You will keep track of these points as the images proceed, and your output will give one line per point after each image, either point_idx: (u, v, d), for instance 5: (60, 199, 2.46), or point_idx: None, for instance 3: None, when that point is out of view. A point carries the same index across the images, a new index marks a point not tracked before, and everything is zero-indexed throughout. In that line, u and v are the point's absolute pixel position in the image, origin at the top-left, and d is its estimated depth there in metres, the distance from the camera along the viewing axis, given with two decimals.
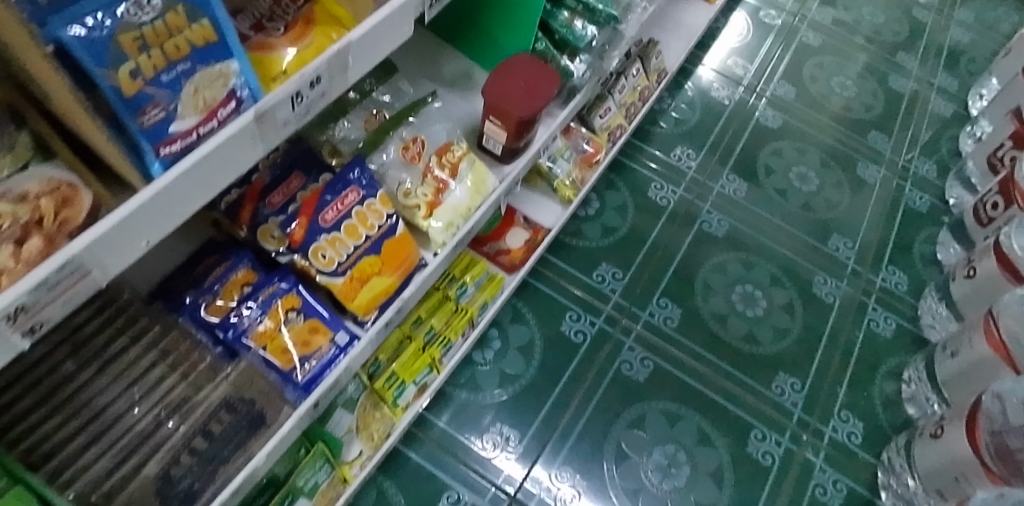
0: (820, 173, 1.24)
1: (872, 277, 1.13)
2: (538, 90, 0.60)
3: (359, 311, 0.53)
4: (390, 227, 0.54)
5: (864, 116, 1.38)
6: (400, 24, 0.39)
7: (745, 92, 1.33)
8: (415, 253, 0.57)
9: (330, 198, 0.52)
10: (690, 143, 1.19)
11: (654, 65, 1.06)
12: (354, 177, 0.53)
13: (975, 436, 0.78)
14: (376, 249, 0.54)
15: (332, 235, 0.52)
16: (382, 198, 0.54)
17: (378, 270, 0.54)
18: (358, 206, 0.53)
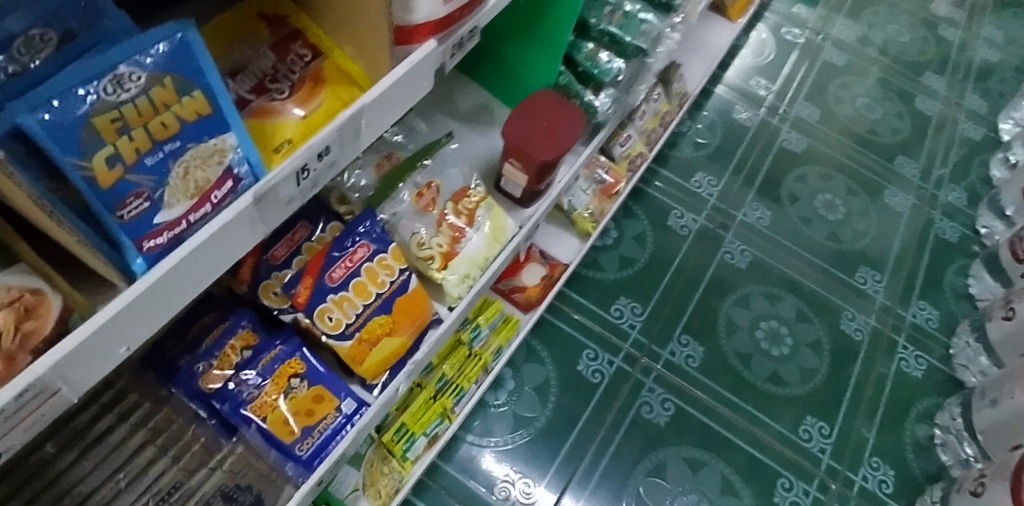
0: (846, 200, 1.19)
1: (902, 313, 1.08)
2: (563, 132, 0.56)
3: (366, 374, 0.49)
4: (401, 284, 0.50)
5: (891, 140, 1.33)
6: (416, 82, 0.35)
7: (768, 113, 1.28)
8: (429, 309, 0.53)
9: (338, 254, 0.48)
10: (711, 168, 1.15)
11: (675, 89, 1.02)
12: (364, 230, 0.49)
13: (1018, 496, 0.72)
14: (386, 308, 0.50)
15: (341, 294, 0.48)
16: (393, 252, 0.50)
17: (389, 330, 0.50)
18: (368, 262, 0.49)
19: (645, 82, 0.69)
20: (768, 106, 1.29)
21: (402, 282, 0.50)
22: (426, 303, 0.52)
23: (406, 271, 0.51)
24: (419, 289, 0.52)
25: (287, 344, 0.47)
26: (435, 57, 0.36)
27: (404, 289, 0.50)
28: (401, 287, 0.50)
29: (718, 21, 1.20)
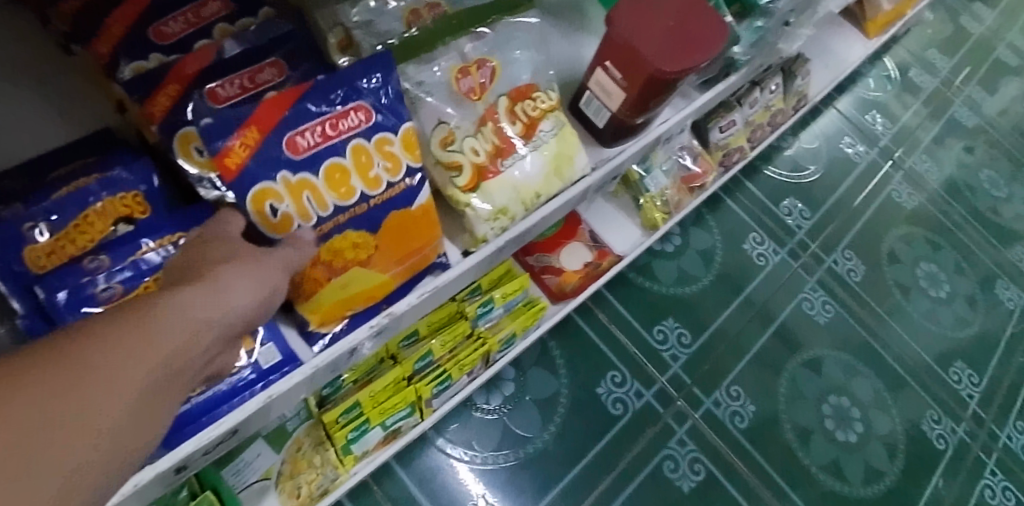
0: (953, 278, 0.99)
1: (997, 430, 0.88)
2: (698, 38, 0.37)
3: (310, 319, 0.31)
4: (405, 193, 0.32)
5: (1013, 225, 1.11)
6: None
7: (881, 155, 1.06)
8: (433, 245, 0.34)
9: (314, 109, 0.29)
10: (805, 199, 0.94)
11: (796, 87, 0.82)
12: (366, 88, 0.31)
13: None
14: (371, 221, 0.31)
15: (303, 175, 0.29)
16: (404, 138, 0.32)
17: (364, 261, 0.31)
18: (358, 140, 0.30)
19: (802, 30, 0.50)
20: (882, 148, 1.08)
21: (407, 187, 0.32)
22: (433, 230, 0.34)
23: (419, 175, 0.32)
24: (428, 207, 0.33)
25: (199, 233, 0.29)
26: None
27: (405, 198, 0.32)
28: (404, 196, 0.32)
29: (852, 35, 0.98)
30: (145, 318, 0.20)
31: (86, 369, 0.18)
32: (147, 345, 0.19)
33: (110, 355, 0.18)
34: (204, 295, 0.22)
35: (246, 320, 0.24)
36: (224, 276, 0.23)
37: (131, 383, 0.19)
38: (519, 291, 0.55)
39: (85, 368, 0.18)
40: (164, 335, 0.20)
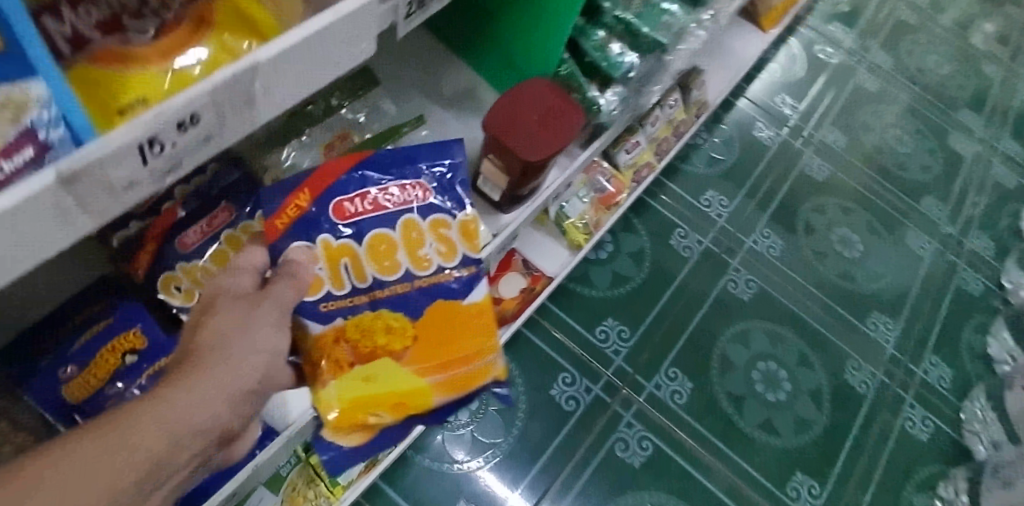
0: (865, 238, 1.10)
1: (914, 367, 1.00)
2: (554, 126, 0.47)
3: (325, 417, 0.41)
4: (444, 282, 0.45)
5: (919, 178, 1.23)
6: (354, 41, 0.27)
7: (791, 134, 1.17)
8: (462, 367, 0.45)
9: (384, 191, 0.45)
10: (723, 189, 1.05)
11: (695, 96, 0.93)
12: (427, 173, 0.46)
13: None
14: (412, 317, 0.44)
15: (346, 243, 0.43)
16: (459, 226, 0.46)
17: (398, 365, 0.42)
18: (407, 217, 0.45)
19: (658, 85, 0.63)
20: (792, 125, 1.18)
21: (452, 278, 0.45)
22: (485, 337, 0.46)
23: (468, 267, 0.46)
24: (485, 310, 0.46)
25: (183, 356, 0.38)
26: (377, 13, 0.27)
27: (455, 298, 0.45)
28: (454, 289, 0.45)
29: (748, 31, 1.08)
30: (132, 418, 0.25)
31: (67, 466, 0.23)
32: (134, 440, 0.25)
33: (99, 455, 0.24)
34: (224, 363, 0.29)
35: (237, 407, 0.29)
36: (226, 367, 0.29)
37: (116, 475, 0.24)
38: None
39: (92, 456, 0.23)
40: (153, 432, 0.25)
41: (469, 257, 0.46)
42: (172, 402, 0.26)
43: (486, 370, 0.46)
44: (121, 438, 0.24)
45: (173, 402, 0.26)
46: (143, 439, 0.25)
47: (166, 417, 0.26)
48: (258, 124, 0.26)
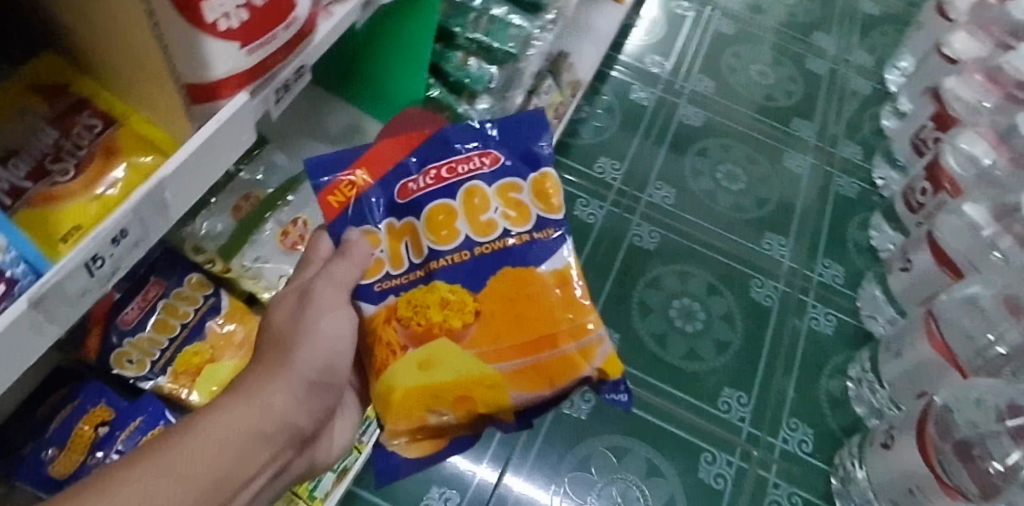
0: (747, 169, 1.22)
1: (810, 272, 1.12)
2: None
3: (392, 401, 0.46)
4: (504, 245, 0.49)
5: (784, 103, 1.34)
6: (235, 135, 0.35)
7: (665, 89, 1.27)
8: (530, 357, 0.47)
9: (441, 164, 0.51)
10: (613, 154, 1.15)
11: (566, 78, 1.02)
12: (487, 148, 0.51)
13: (928, 453, 0.82)
14: (473, 289, 0.48)
15: (408, 221, 0.50)
16: (526, 190, 0.51)
17: (459, 354, 0.47)
18: (466, 186, 0.50)
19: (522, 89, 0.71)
20: (664, 82, 1.29)
21: (516, 242, 0.49)
22: (557, 321, 0.48)
23: (533, 232, 0.50)
24: (566, 288, 0.49)
25: (145, 410, 0.45)
26: (250, 109, 0.36)
27: (527, 265, 0.49)
28: (523, 254, 0.49)
29: (605, 4, 1.16)
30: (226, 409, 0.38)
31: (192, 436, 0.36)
32: (230, 421, 0.37)
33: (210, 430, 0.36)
34: (283, 373, 0.41)
35: (299, 403, 0.41)
36: (285, 374, 0.41)
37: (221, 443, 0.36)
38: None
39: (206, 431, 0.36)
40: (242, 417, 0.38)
41: (542, 218, 0.50)
42: (251, 400, 0.39)
43: (574, 359, 0.48)
44: (221, 421, 0.37)
45: (252, 399, 0.39)
46: (236, 422, 0.37)
47: (249, 408, 0.38)
48: (174, 220, 0.34)
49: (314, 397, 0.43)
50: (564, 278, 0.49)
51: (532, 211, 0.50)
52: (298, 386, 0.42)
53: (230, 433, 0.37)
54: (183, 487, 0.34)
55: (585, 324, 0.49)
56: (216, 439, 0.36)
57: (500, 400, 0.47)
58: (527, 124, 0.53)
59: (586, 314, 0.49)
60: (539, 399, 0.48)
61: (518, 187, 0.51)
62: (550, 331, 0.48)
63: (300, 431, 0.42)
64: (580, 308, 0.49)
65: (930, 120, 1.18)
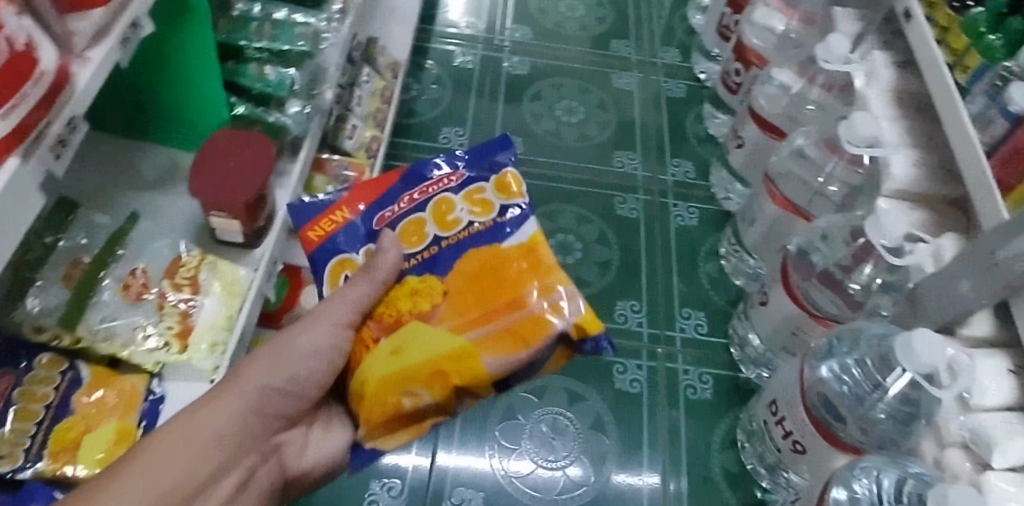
0: (583, 101, 1.28)
1: (663, 176, 1.21)
2: (255, 164, 0.57)
3: (371, 389, 0.53)
4: (469, 234, 0.58)
5: (599, 30, 1.41)
6: (17, 202, 0.37)
7: (486, 48, 1.31)
8: (500, 317, 0.55)
9: (413, 190, 0.61)
10: (454, 122, 1.19)
11: (383, 63, 1.05)
12: (454, 166, 0.62)
13: (794, 294, 0.88)
14: (441, 277, 0.57)
15: (384, 237, 0.59)
16: (492, 188, 0.60)
17: (430, 332, 0.54)
18: (438, 195, 0.60)
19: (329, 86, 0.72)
20: (483, 40, 1.32)
21: (481, 229, 0.58)
22: (512, 292, 0.56)
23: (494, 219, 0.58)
24: (530, 259, 0.58)
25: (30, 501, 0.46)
26: (27, 175, 0.37)
27: (491, 242, 0.58)
28: (487, 236, 0.58)
29: None
30: (195, 414, 0.47)
31: (166, 438, 0.44)
32: (196, 422, 0.46)
33: (177, 433, 0.45)
34: (243, 380, 0.50)
35: (258, 399, 0.51)
36: (245, 379, 0.50)
37: (191, 440, 0.45)
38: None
39: (176, 434, 0.45)
40: (206, 420, 0.47)
41: (504, 205, 0.59)
42: (215, 404, 0.48)
43: (538, 316, 0.55)
44: (191, 424, 0.46)
45: (216, 403, 0.48)
46: (204, 424, 0.47)
47: (212, 414, 0.47)
48: None
49: (267, 407, 0.52)
50: (527, 250, 0.58)
51: (493, 206, 0.59)
52: (253, 389, 0.50)
53: (197, 432, 0.46)
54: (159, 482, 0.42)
55: (547, 286, 0.56)
56: (185, 439, 0.45)
57: (475, 368, 0.53)
58: (495, 146, 0.63)
59: (549, 279, 0.57)
60: (512, 364, 0.54)
61: (480, 191, 0.60)
62: (515, 299, 0.55)
63: (259, 422, 0.51)
64: (545, 273, 0.57)
65: (727, 6, 1.23)
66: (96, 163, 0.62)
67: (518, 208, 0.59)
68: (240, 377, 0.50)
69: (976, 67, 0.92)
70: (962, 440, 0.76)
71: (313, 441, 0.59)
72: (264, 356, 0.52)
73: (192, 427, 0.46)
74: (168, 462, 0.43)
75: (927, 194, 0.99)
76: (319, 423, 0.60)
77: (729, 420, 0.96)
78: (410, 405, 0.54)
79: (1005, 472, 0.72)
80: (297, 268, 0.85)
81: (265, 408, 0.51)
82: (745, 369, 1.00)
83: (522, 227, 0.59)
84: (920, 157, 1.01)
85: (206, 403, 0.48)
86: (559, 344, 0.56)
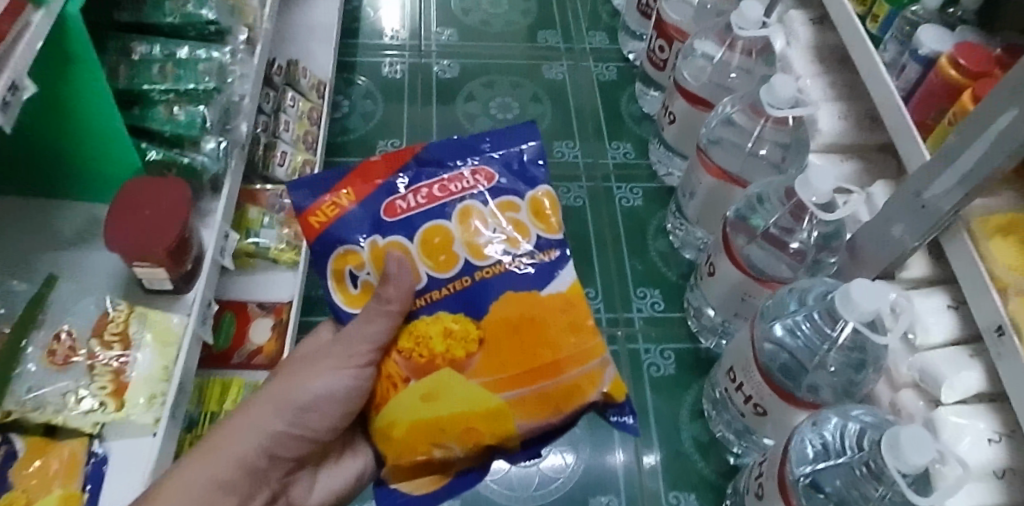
0: (516, 96, 1.28)
1: (604, 160, 1.22)
2: (172, 211, 0.57)
3: (398, 428, 0.60)
4: (498, 249, 0.63)
5: (524, 23, 1.41)
6: None
7: (413, 55, 1.31)
8: (539, 379, 0.60)
9: (436, 186, 0.64)
10: (389, 134, 1.18)
11: (307, 84, 1.03)
12: (477, 163, 0.66)
13: (736, 260, 0.88)
14: (475, 320, 0.61)
15: (393, 238, 0.62)
16: (522, 203, 0.65)
17: (462, 385, 0.59)
18: (464, 203, 0.64)
19: (244, 120, 0.71)
20: (409, 47, 1.32)
21: (510, 266, 0.62)
22: (557, 349, 0.61)
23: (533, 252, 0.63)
24: (571, 310, 0.63)
25: None
26: None
27: (526, 287, 0.62)
28: (524, 278, 0.62)
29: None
30: (205, 460, 0.57)
31: (177, 480, 0.55)
32: (204, 467, 0.56)
33: (190, 476, 0.55)
34: (249, 427, 0.60)
35: (265, 445, 0.60)
36: (247, 427, 0.60)
37: (201, 482, 0.55)
38: (203, 403, 0.76)
39: (187, 477, 0.55)
40: (214, 464, 0.57)
41: (540, 235, 0.64)
42: (223, 450, 0.58)
43: (571, 384, 0.61)
44: (201, 469, 0.56)
45: (223, 449, 0.58)
46: (213, 468, 0.57)
47: (219, 459, 0.57)
48: None
49: (277, 450, 0.61)
50: (567, 304, 0.63)
51: (531, 230, 0.64)
52: (258, 436, 0.60)
53: (206, 474, 0.56)
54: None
55: (584, 351, 0.62)
56: (196, 481, 0.55)
57: (506, 425, 0.60)
58: (513, 135, 0.68)
59: (589, 341, 0.63)
60: (541, 423, 0.61)
61: (515, 207, 0.65)
62: (556, 359, 0.61)
63: (268, 462, 0.61)
64: (585, 333, 0.63)
65: None
66: (11, 229, 0.62)
67: (555, 240, 0.65)
68: (245, 427, 0.60)
69: (886, 15, 0.94)
70: (912, 380, 0.79)
71: (321, 484, 0.69)
72: (269, 408, 0.60)
73: (201, 470, 0.56)
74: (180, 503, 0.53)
75: (856, 144, 1.01)
76: (332, 459, 0.70)
77: (694, 392, 0.98)
78: (439, 453, 0.60)
79: (955, 405, 0.74)
80: (243, 302, 0.85)
81: (271, 452, 0.61)
82: (704, 339, 1.02)
83: (561, 275, 0.64)
84: (844, 109, 1.02)
85: (216, 452, 0.58)
86: (593, 404, 0.64)
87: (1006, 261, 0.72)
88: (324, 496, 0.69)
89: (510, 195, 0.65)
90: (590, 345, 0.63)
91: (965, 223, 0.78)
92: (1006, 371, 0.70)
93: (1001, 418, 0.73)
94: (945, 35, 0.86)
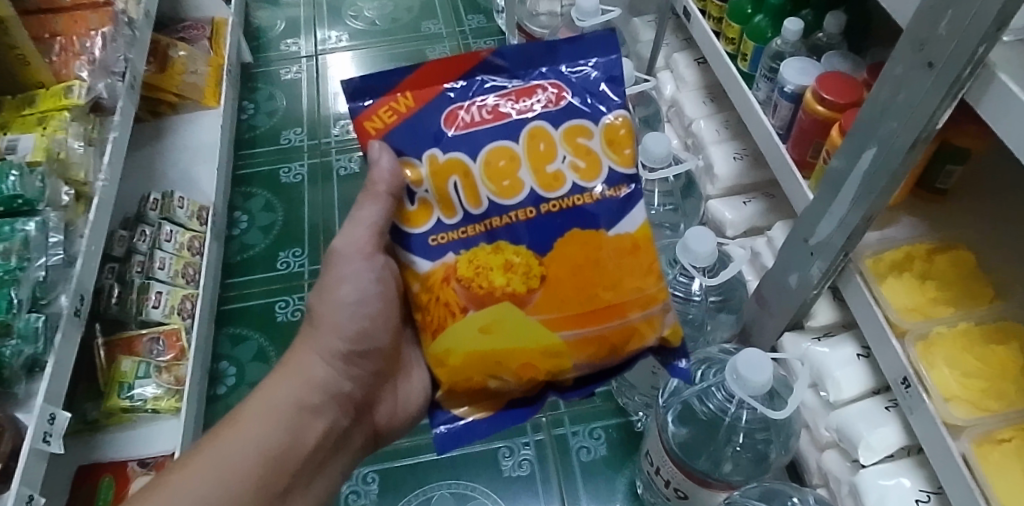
0: None
1: None
2: None
3: (450, 360, 0.55)
4: (562, 167, 0.54)
5: None
6: None
7: (311, 154, 1.27)
8: (614, 321, 0.55)
9: (503, 102, 0.54)
10: (291, 244, 1.15)
11: (185, 214, 1.01)
12: (546, 74, 0.56)
13: None
14: (540, 255, 0.53)
15: (456, 156, 0.53)
16: (602, 130, 0.55)
17: (524, 322, 0.54)
18: (534, 124, 0.54)
19: (66, 290, 0.67)
20: (307, 147, 1.29)
21: (586, 200, 0.54)
22: (638, 288, 0.55)
23: (599, 188, 0.54)
24: (631, 260, 0.55)
25: None
26: None
27: (590, 227, 0.54)
28: (585, 214, 0.54)
29: (201, 114, 1.17)
30: (275, 384, 0.56)
31: (245, 408, 0.54)
32: (275, 392, 0.55)
33: (263, 403, 0.54)
34: (312, 346, 0.57)
35: (334, 367, 0.57)
36: (310, 358, 0.57)
37: (274, 408, 0.54)
38: None
39: (259, 404, 0.54)
40: (282, 394, 0.55)
41: (613, 170, 0.54)
42: (295, 377, 0.56)
43: (640, 328, 0.56)
44: (269, 400, 0.54)
45: (297, 372, 0.56)
46: (281, 394, 0.55)
47: (291, 385, 0.56)
48: None
49: (349, 366, 0.58)
50: (636, 245, 0.55)
51: (604, 165, 0.54)
52: (320, 364, 0.57)
53: (275, 401, 0.54)
54: (252, 448, 0.51)
55: (651, 298, 0.56)
56: (267, 409, 0.54)
57: (561, 363, 0.55)
58: (598, 46, 0.57)
59: (653, 286, 0.56)
60: (596, 365, 0.56)
61: (585, 133, 0.55)
62: (621, 301, 0.55)
63: (341, 385, 0.58)
64: (650, 279, 0.56)
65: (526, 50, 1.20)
66: None
67: (629, 174, 0.55)
68: (307, 353, 0.57)
69: (752, 52, 0.90)
70: (833, 440, 0.75)
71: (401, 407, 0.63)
72: (325, 334, 0.57)
73: (269, 401, 0.54)
74: (259, 433, 0.52)
75: (756, 183, 0.97)
76: (405, 376, 0.63)
77: (628, 472, 0.92)
78: (493, 384, 0.56)
79: (876, 466, 0.69)
80: (122, 463, 0.81)
81: (342, 370, 0.58)
82: (634, 411, 0.97)
83: (632, 215, 0.55)
84: (738, 149, 0.98)
85: (284, 376, 0.56)
86: (649, 349, 0.58)
87: (897, 304, 0.68)
88: (409, 414, 0.63)
89: (584, 120, 0.55)
90: (652, 291, 0.56)
91: (858, 267, 0.71)
92: (920, 426, 0.64)
93: (929, 474, 0.67)
94: (810, 65, 0.81)
